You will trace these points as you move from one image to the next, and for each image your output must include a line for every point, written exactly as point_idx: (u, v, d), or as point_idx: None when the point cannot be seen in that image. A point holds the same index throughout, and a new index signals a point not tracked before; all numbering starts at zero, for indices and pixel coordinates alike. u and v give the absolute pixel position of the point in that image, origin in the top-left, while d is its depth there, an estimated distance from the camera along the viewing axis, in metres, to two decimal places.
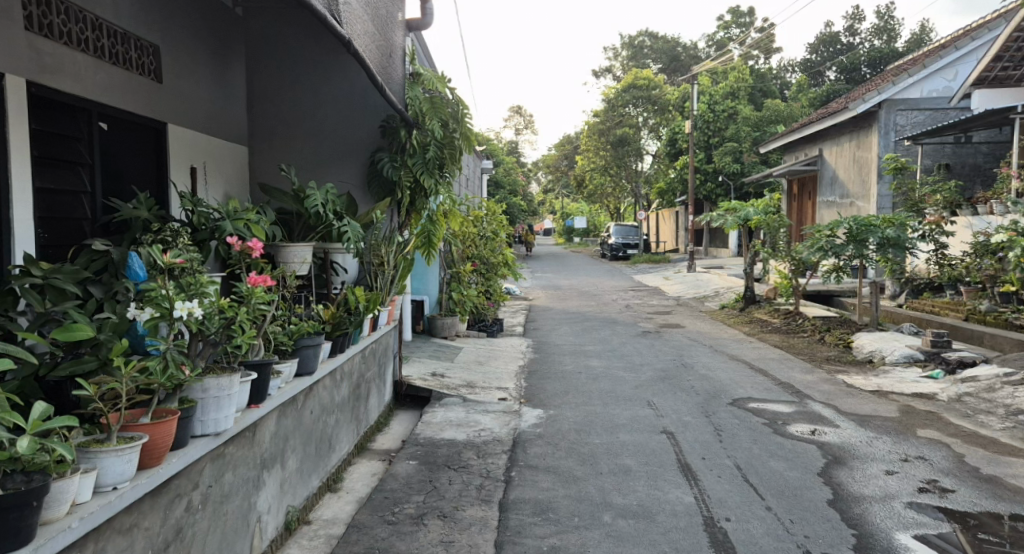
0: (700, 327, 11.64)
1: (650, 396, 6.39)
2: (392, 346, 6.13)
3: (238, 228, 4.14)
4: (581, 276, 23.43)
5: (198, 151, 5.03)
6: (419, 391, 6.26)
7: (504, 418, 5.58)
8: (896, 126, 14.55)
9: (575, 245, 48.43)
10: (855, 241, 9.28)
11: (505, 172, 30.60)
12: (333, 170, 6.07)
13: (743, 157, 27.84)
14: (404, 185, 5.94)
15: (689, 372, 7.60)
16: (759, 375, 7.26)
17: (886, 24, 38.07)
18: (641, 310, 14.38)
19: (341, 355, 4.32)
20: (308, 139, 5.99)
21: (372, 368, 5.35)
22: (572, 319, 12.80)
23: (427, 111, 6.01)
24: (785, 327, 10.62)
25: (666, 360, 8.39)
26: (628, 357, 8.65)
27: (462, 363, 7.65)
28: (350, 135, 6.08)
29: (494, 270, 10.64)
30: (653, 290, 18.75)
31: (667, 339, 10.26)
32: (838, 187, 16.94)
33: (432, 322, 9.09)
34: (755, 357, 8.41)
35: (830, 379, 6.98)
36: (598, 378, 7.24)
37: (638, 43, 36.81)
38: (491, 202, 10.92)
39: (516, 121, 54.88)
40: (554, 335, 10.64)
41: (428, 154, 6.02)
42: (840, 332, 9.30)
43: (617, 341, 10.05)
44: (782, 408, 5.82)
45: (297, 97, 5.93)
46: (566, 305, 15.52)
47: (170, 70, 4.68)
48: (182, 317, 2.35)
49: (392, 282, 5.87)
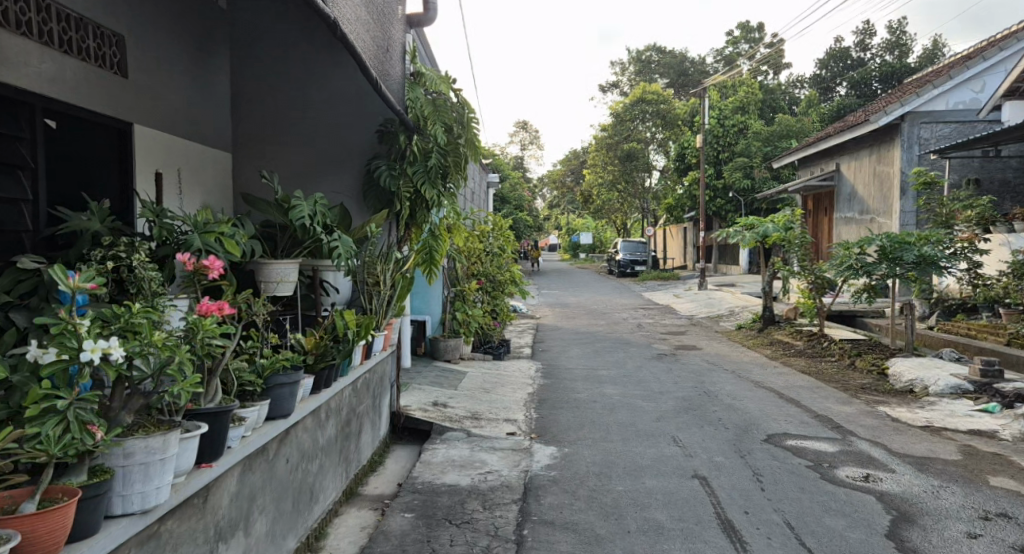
0: (718, 350, 10.99)
1: (674, 431, 5.77)
2: (389, 374, 5.54)
3: (208, 243, 3.59)
4: (589, 293, 22.83)
5: (171, 157, 4.52)
6: (419, 424, 5.68)
7: (513, 457, 4.98)
8: (919, 139, 14.05)
9: (581, 262, 47.91)
10: (889, 259, 8.73)
11: (512, 187, 30.14)
12: (325, 179, 5.52)
13: (753, 173, 27.31)
14: (403, 196, 5.40)
15: (714, 401, 6.98)
16: (792, 406, 6.61)
17: (897, 40, 37.65)
18: (654, 331, 13.73)
19: (326, 390, 3.73)
20: (298, 145, 5.46)
21: (364, 401, 4.75)
22: (583, 340, 12.19)
23: (430, 115, 5.48)
24: (810, 351, 9.97)
25: (687, 387, 7.74)
26: (645, 383, 8.02)
27: (466, 391, 7.04)
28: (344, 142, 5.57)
29: (500, 287, 10.06)
30: (664, 308, 18.12)
31: (685, 363, 9.62)
32: (857, 203, 16.36)
33: (434, 344, 8.51)
34: (782, 384, 7.76)
35: (871, 412, 6.36)
36: (615, 409, 6.61)
37: (646, 58, 36.46)
38: (498, 217, 10.39)
39: (522, 137, 54.62)
40: (564, 358, 10.02)
41: (430, 162, 5.48)
42: (872, 357, 8.62)
43: (631, 364, 9.44)
44: (824, 447, 5.19)
45: (287, 100, 5.41)
46: (575, 324, 14.91)
47: (139, 65, 4.17)
48: (96, 361, 1.77)
49: (389, 303, 5.30)
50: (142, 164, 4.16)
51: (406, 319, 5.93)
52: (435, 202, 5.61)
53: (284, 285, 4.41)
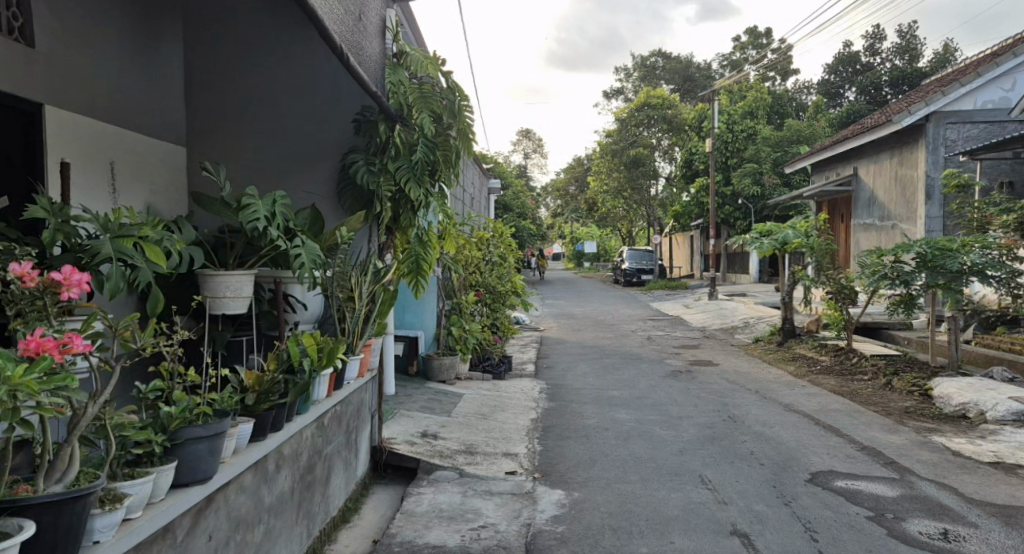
0: (737, 366, 10.17)
1: (701, 467, 4.98)
2: (368, 403, 4.76)
3: (123, 249, 2.79)
4: (595, 303, 22.05)
5: (99, 148, 3.80)
6: (404, 461, 4.88)
7: (515, 504, 4.19)
8: (946, 140, 13.27)
9: (585, 271, 47.19)
10: (930, 268, 7.94)
11: (515, 195, 29.45)
12: (293, 176, 4.80)
13: (763, 179, 26.56)
14: (382, 196, 4.63)
15: (741, 429, 6.18)
16: (833, 436, 5.80)
17: (908, 44, 36.89)
18: (665, 344, 12.92)
19: (274, 436, 2.94)
20: (262, 137, 4.75)
21: (335, 438, 3.99)
22: (590, 354, 11.39)
23: (416, 102, 4.70)
24: (839, 367, 9.16)
25: (708, 411, 6.93)
26: (661, 406, 7.22)
27: (461, 418, 6.24)
28: (317, 135, 4.82)
29: (500, 299, 9.28)
30: (673, 320, 17.29)
31: (703, 381, 8.82)
32: (877, 208, 15.59)
33: (426, 363, 7.72)
34: (815, 408, 6.95)
35: (925, 441, 5.56)
36: (630, 439, 5.81)
37: (650, 63, 35.80)
38: (498, 223, 9.68)
39: (525, 146, 54.04)
40: (570, 376, 9.21)
41: (415, 156, 4.69)
42: (911, 376, 7.79)
43: (643, 383, 8.65)
44: (883, 490, 4.40)
45: (250, 85, 4.72)
46: (581, 337, 14.11)
47: (53, 34, 3.46)
48: None
49: (366, 321, 4.52)
50: (55, 153, 3.47)
51: (390, 336, 5.15)
52: (422, 205, 4.82)
53: (235, 301, 3.65)
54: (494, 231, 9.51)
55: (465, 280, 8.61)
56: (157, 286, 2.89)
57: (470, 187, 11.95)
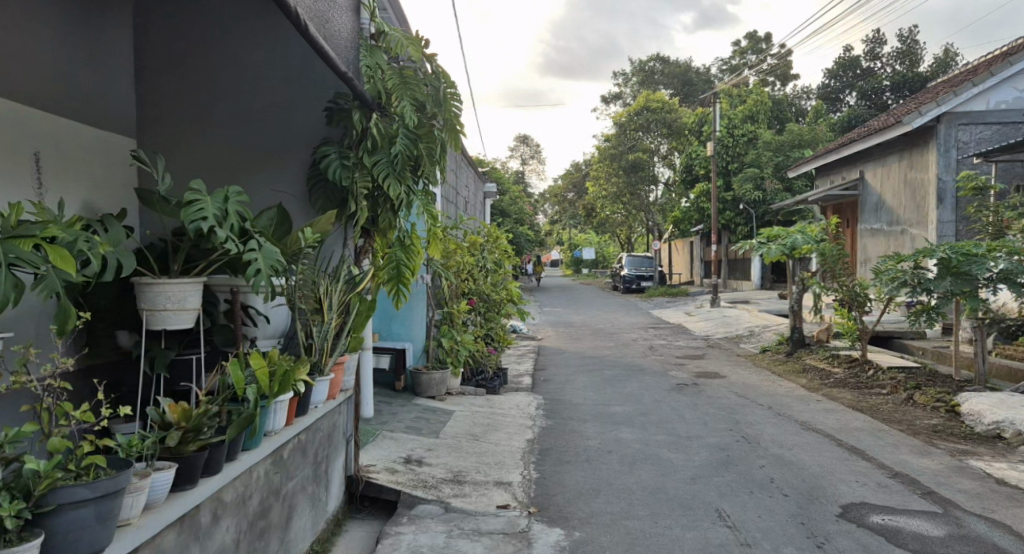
0: (745, 379, 9.64)
1: (716, 498, 4.44)
2: (342, 427, 4.22)
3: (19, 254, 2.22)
4: (594, 311, 21.51)
5: (31, 135, 3.32)
6: (383, 493, 4.32)
7: (506, 548, 3.63)
8: (958, 142, 12.80)
9: (583, 277, 46.64)
10: (954, 275, 7.41)
11: (512, 200, 28.96)
12: (262, 173, 4.33)
13: (765, 184, 26.07)
14: (358, 194, 4.11)
15: (757, 451, 5.63)
16: (859, 459, 5.26)
17: (908, 48, 36.50)
18: (668, 355, 12.37)
19: (211, 481, 2.41)
20: (227, 131, 4.31)
21: (300, 470, 3.46)
22: (589, 366, 10.84)
23: (396, 88, 4.20)
24: (854, 380, 8.63)
25: (719, 429, 6.39)
26: (667, 424, 6.68)
27: (450, 440, 5.69)
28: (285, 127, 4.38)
29: (494, 308, 8.77)
30: (675, 328, 16.76)
31: (710, 395, 8.28)
32: (885, 212, 15.11)
33: (415, 377, 7.18)
34: (835, 426, 6.40)
35: (963, 466, 5.02)
36: (636, 464, 5.26)
37: (649, 68, 35.38)
38: (492, 227, 9.19)
39: (522, 151, 53.60)
40: (570, 390, 8.66)
41: (395, 149, 4.17)
42: (934, 390, 7.26)
43: (647, 398, 8.11)
44: (926, 527, 3.87)
45: (212, 74, 4.29)
46: (580, 347, 13.56)
47: None
48: None
49: (339, 334, 3.99)
50: None
51: (367, 351, 4.63)
52: (404, 206, 4.29)
53: (178, 315, 3.13)
54: (488, 235, 9.02)
55: (457, 288, 8.10)
56: (67, 300, 2.33)
57: (462, 190, 11.46)
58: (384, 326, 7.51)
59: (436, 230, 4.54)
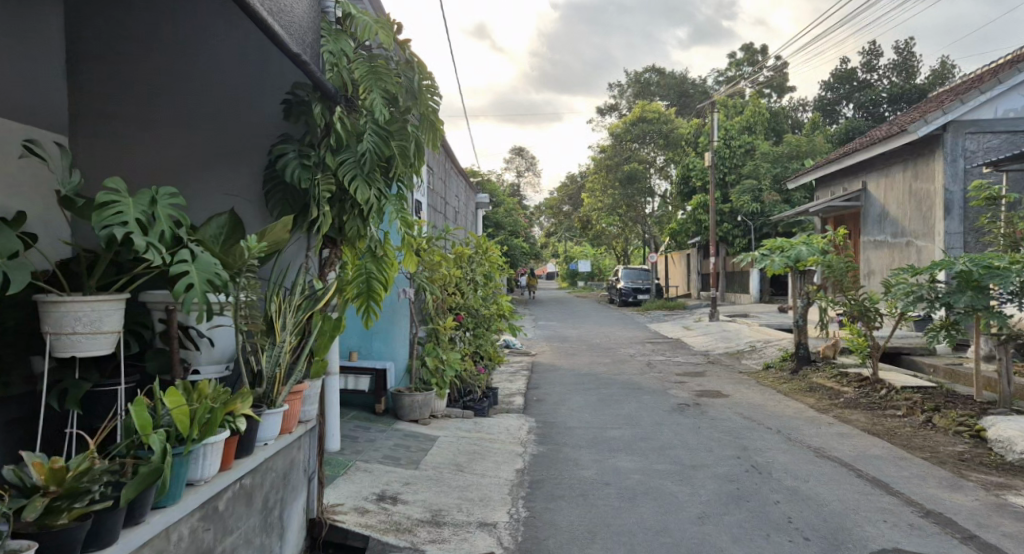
0: (750, 398, 9.12)
1: (727, 542, 3.92)
2: (302, 464, 3.68)
3: None
4: (590, 325, 21.00)
5: None
6: (349, 539, 3.78)
7: None
8: (966, 152, 12.39)
9: (579, 290, 46.22)
10: (974, 291, 6.94)
11: (506, 212, 28.54)
12: (211, 178, 3.98)
13: (762, 196, 25.67)
14: (321, 199, 3.60)
15: (768, 482, 5.12)
16: (883, 494, 4.75)
17: (905, 60, 36.31)
18: (667, 372, 11.85)
19: None
20: (172, 130, 3.98)
21: (245, 520, 2.91)
22: (585, 384, 10.33)
23: (364, 79, 3.74)
24: (866, 401, 8.12)
25: (725, 456, 5.87)
26: (669, 450, 6.17)
27: (431, 472, 5.16)
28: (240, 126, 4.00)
29: (482, 323, 8.29)
30: (673, 343, 16.24)
31: (713, 417, 7.75)
32: (889, 224, 14.69)
33: (397, 399, 6.65)
34: (852, 453, 5.89)
35: (999, 503, 4.52)
36: (636, 499, 4.73)
37: (645, 79, 35.12)
38: (481, 237, 8.73)
39: (518, 163, 53.30)
40: (564, 412, 8.13)
41: (363, 148, 3.68)
42: (955, 412, 6.76)
43: (646, 420, 7.60)
44: None
45: (157, 68, 3.95)
46: (575, 363, 13.05)
47: None
48: None
49: (298, 361, 3.47)
50: None
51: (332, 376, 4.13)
52: (374, 212, 3.80)
53: (92, 340, 2.61)
54: (477, 246, 8.55)
55: (444, 303, 7.61)
56: None
57: (452, 200, 11.00)
58: (365, 344, 7.01)
59: (412, 241, 4.06)
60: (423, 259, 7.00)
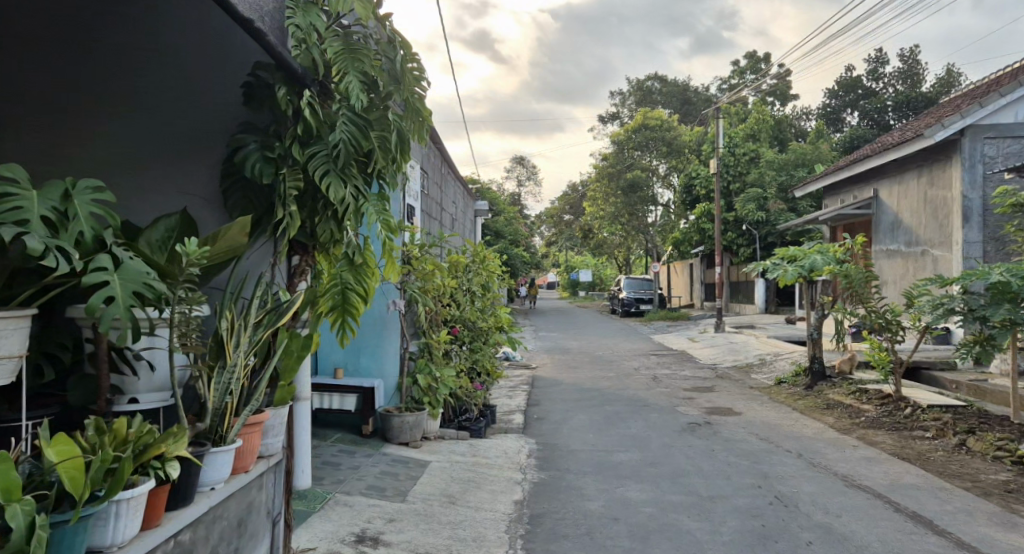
0: (764, 417, 8.59)
1: None
2: (261, 507, 3.13)
3: None
4: (592, 336, 20.47)
5: None
6: None
7: None
8: (985, 157, 11.91)
9: (580, 300, 45.69)
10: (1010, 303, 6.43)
11: (507, 221, 28.10)
12: (172, 165, 3.85)
13: (767, 204, 25.19)
14: (286, 198, 3.10)
15: (797, 517, 4.59)
16: (927, 533, 4.22)
17: (910, 68, 35.89)
18: (673, 387, 11.33)
19: None
20: (123, 118, 3.79)
21: None
22: (588, 400, 9.81)
23: (338, 59, 3.23)
24: (890, 421, 7.59)
25: (745, 486, 5.33)
26: (683, 477, 5.64)
27: (419, 506, 4.61)
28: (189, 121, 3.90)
29: (479, 336, 7.81)
30: (679, 356, 15.72)
31: (727, 438, 7.22)
32: (902, 232, 14.20)
33: (385, 420, 6.11)
34: (884, 483, 5.35)
35: None
36: (650, 539, 4.19)
37: (647, 87, 34.74)
38: (478, 245, 8.29)
39: (518, 172, 52.95)
40: (567, 432, 7.59)
41: (336, 139, 3.17)
42: (992, 435, 6.23)
43: (655, 442, 7.08)
44: None
45: (96, 56, 3.74)
46: (577, 377, 12.53)
47: None
48: None
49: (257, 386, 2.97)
50: None
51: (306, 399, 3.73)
52: (350, 214, 3.29)
53: None
54: (474, 255, 8.08)
55: (438, 315, 7.13)
56: None
57: (449, 207, 10.54)
58: (352, 360, 6.50)
59: (397, 250, 3.53)
60: (414, 269, 6.52)
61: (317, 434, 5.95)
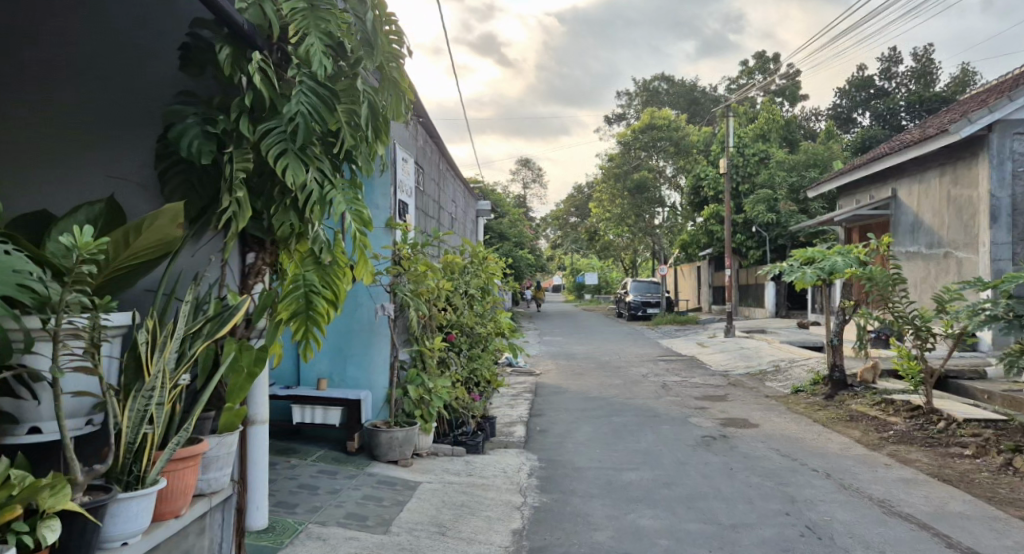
0: (784, 430, 8.00)
1: None
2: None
3: None
4: (599, 340, 19.93)
5: None
6: None
7: None
8: (1014, 154, 11.33)
9: (586, 303, 45.17)
10: None
11: (511, 223, 27.66)
12: (113, 143, 3.45)
13: (778, 206, 24.58)
14: (230, 182, 2.59)
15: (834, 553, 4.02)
16: None
17: (923, 68, 35.21)
18: (684, 396, 10.75)
19: None
20: (64, 96, 3.45)
21: None
22: (595, 410, 9.27)
23: (298, 18, 2.72)
24: (923, 436, 7.02)
25: (771, 513, 4.76)
26: (700, 501, 5.08)
27: (403, 538, 4.05)
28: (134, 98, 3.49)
29: (476, 343, 7.29)
30: (688, 362, 15.14)
31: (746, 455, 6.64)
32: (924, 234, 13.64)
33: (372, 435, 5.57)
34: (929, 511, 4.76)
35: None
36: None
37: (654, 87, 34.21)
38: (475, 245, 7.79)
39: (523, 175, 52.52)
40: (572, 448, 7.03)
41: (293, 114, 2.66)
42: None
43: (668, 459, 6.53)
44: None
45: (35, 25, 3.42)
46: (583, 384, 12.00)
47: None
48: None
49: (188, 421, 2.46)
50: None
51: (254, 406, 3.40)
52: (314, 204, 2.79)
53: None
54: (472, 256, 7.56)
55: (432, 321, 6.61)
56: None
57: (447, 206, 10.02)
58: (337, 369, 5.99)
59: (370, 247, 3.03)
60: (405, 270, 5.97)
61: (297, 451, 5.42)
